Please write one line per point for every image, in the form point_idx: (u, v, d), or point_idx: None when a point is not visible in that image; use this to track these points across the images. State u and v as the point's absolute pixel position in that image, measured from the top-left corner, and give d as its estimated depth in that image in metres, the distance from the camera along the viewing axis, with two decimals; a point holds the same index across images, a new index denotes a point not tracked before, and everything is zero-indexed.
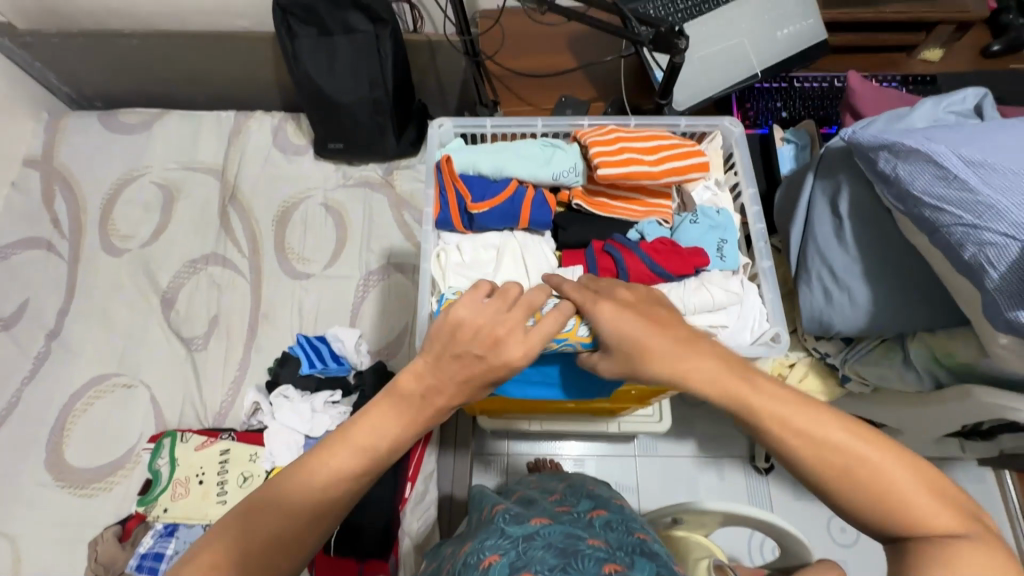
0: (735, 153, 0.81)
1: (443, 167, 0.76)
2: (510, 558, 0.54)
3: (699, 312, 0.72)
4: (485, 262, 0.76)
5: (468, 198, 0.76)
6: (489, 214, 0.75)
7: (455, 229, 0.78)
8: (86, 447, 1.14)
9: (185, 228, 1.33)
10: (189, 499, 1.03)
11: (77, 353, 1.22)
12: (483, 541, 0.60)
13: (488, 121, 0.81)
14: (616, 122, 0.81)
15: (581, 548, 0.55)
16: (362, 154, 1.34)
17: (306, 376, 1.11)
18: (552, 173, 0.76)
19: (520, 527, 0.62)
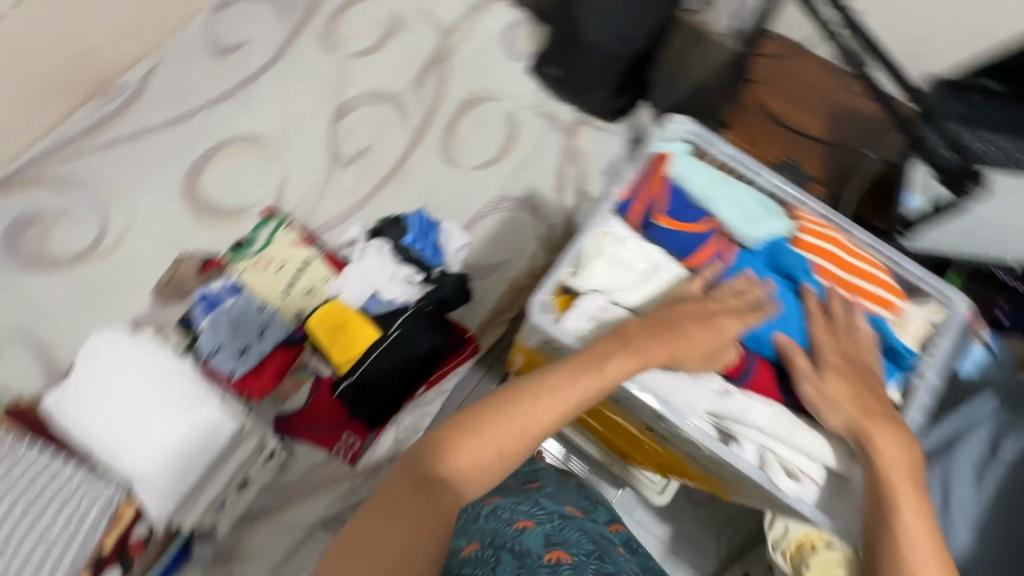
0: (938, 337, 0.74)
1: (658, 162, 0.80)
2: (546, 529, 0.70)
3: (796, 450, 0.70)
4: (637, 269, 0.74)
5: (659, 208, 0.79)
6: (668, 232, 0.78)
7: (630, 221, 0.79)
8: (218, 185, 1.28)
9: (389, 61, 1.39)
10: (262, 277, 1.13)
11: (253, 107, 1.34)
12: (515, 504, 0.75)
13: (725, 146, 0.82)
14: (845, 225, 0.80)
15: (613, 550, 0.70)
16: (569, 93, 1.33)
17: (403, 246, 1.16)
18: (748, 233, 0.78)
19: (554, 505, 0.76)
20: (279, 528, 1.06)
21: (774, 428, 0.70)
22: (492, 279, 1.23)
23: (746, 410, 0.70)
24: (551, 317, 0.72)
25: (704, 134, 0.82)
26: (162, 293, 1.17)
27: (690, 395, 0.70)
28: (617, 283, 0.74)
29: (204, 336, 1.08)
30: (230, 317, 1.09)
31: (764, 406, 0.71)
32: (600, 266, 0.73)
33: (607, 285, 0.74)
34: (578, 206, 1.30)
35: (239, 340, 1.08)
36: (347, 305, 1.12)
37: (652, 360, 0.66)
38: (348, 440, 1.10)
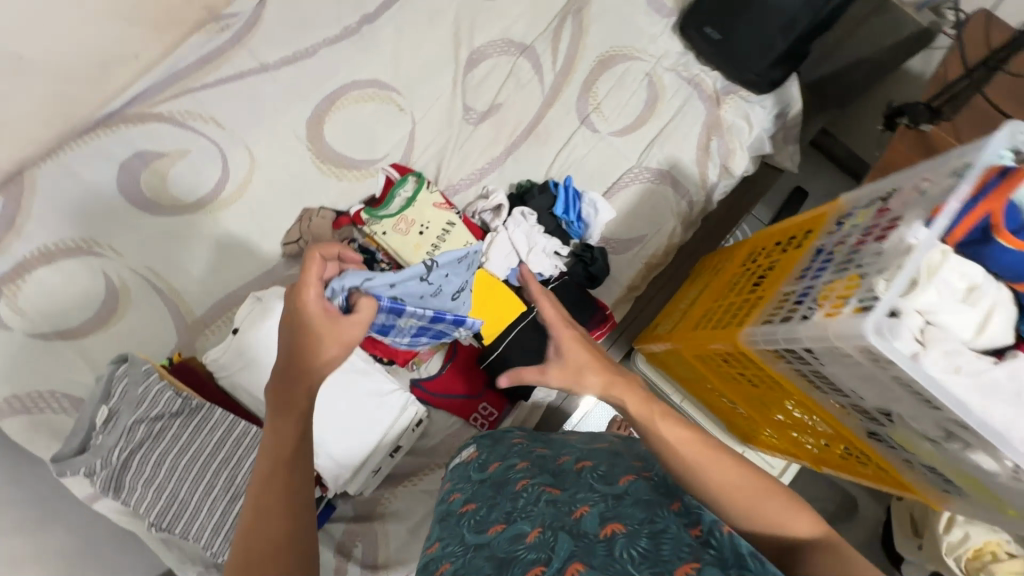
0: None
1: (1002, 173, 0.54)
2: (598, 516, 0.58)
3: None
4: (969, 296, 0.54)
5: (995, 222, 0.55)
6: (1012, 255, 0.54)
7: (946, 236, 0.58)
8: (342, 132, 1.20)
9: (522, 8, 1.29)
10: (404, 240, 1.07)
11: (374, 47, 1.24)
12: (568, 492, 0.64)
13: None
14: None
15: (663, 512, 0.59)
16: (719, 58, 1.23)
17: (553, 218, 1.12)
18: None
19: (610, 486, 0.64)
20: (417, 491, 1.05)
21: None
22: (629, 254, 1.19)
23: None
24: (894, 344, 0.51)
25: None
26: (293, 248, 1.13)
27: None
28: (955, 305, 0.52)
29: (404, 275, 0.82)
30: (441, 280, 0.89)
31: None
32: (934, 286, 0.53)
33: (938, 316, 0.53)
34: (719, 183, 1.24)
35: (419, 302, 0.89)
36: (491, 274, 1.09)
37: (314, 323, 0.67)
38: (484, 410, 1.10)
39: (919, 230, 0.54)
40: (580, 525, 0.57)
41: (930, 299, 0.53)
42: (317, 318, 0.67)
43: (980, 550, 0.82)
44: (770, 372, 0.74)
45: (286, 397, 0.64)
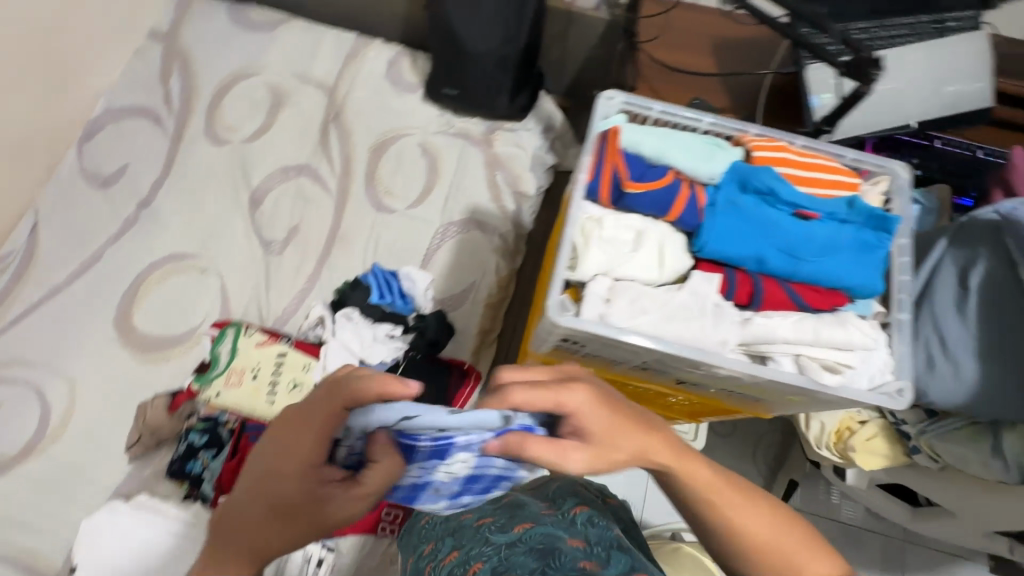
0: (893, 201, 0.70)
1: (606, 137, 0.66)
2: (492, 566, 0.65)
3: (831, 348, 0.63)
4: (626, 242, 0.65)
5: (625, 174, 0.65)
6: (644, 197, 0.64)
7: (598, 200, 0.66)
8: (153, 315, 1.19)
9: (286, 135, 1.36)
10: (240, 391, 1.07)
11: (161, 229, 1.27)
12: (467, 553, 0.71)
13: (659, 106, 0.68)
14: (784, 136, 0.71)
15: (562, 547, 0.64)
16: (469, 107, 1.34)
17: (373, 306, 1.14)
18: (711, 172, 0.66)
19: (505, 534, 0.72)
20: None
21: (804, 333, 0.63)
22: (467, 305, 1.23)
23: (770, 328, 0.63)
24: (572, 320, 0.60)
25: (636, 99, 0.69)
26: (137, 449, 1.08)
27: (719, 334, 0.62)
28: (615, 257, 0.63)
29: (478, 421, 0.53)
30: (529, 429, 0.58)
31: (787, 317, 0.64)
32: (596, 247, 0.63)
33: (610, 267, 0.64)
34: (520, 207, 1.33)
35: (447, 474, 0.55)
36: None
37: (301, 453, 0.58)
38: (389, 515, 1.07)
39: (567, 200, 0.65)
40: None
41: (599, 261, 0.63)
42: (310, 435, 0.58)
43: (838, 431, 0.86)
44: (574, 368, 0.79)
45: (219, 543, 0.58)
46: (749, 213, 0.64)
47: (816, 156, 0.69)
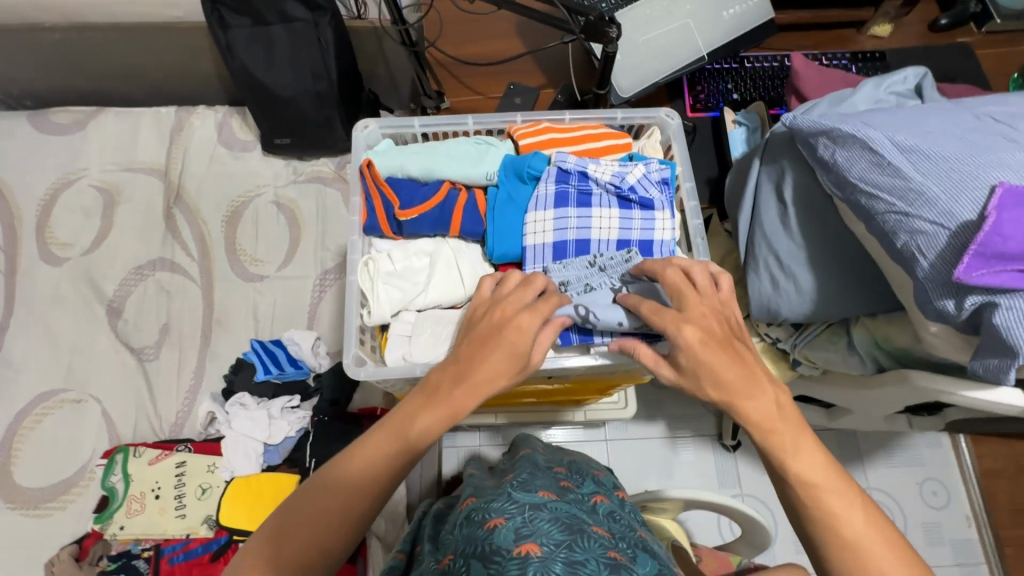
0: (672, 146, 0.74)
1: (367, 172, 0.70)
2: (517, 523, 0.56)
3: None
4: (417, 271, 0.69)
5: (396, 204, 0.70)
6: (418, 220, 0.70)
7: (384, 234, 0.71)
8: (36, 467, 1.10)
9: (129, 233, 1.28)
10: (145, 515, 1.01)
11: (22, 372, 1.17)
12: (489, 501, 0.62)
13: (416, 121, 0.73)
14: (550, 118, 0.75)
15: (587, 531, 0.57)
16: (312, 149, 1.29)
17: (262, 383, 1.08)
18: (484, 172, 0.71)
19: (529, 494, 0.63)
20: None
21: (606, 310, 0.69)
22: None
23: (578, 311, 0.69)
24: (369, 369, 0.64)
25: (394, 120, 0.75)
26: None
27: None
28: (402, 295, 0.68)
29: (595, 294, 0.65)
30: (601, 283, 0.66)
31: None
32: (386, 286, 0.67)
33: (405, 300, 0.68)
34: None
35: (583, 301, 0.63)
36: (250, 474, 1.03)
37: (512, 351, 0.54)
38: None
39: (349, 244, 0.71)
40: (494, 540, 0.55)
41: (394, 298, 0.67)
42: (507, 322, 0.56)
43: None
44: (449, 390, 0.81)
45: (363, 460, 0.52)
46: (524, 207, 0.70)
47: (583, 129, 0.74)
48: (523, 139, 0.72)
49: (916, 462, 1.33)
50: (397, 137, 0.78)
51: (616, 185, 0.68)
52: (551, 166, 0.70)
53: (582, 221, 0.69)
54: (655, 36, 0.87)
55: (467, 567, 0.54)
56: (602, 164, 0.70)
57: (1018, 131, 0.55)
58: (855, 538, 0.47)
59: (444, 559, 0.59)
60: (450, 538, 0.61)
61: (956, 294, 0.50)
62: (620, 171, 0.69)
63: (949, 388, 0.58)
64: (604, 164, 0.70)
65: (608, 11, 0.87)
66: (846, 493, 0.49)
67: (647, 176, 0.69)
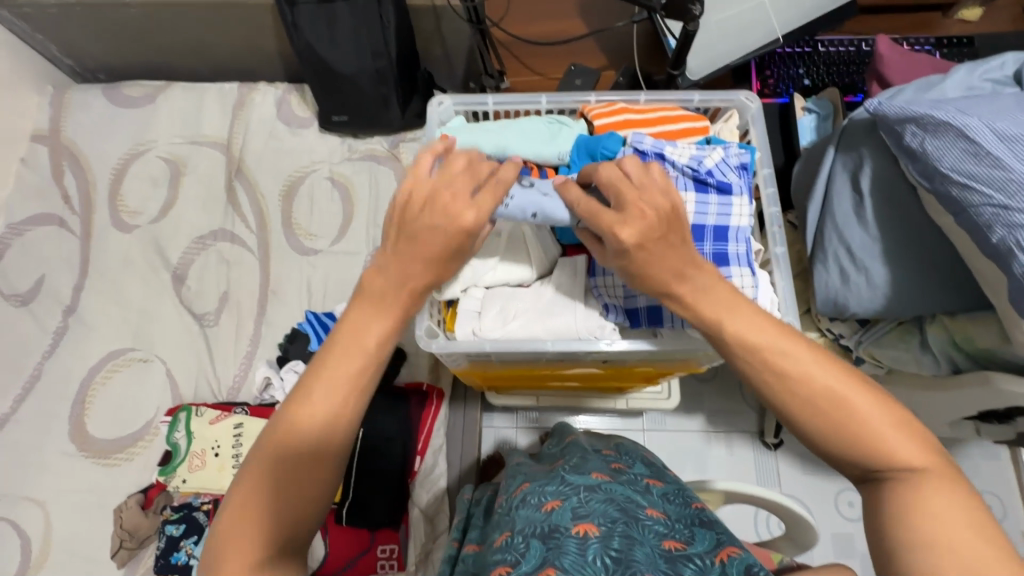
0: (750, 131, 0.73)
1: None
2: (572, 504, 0.57)
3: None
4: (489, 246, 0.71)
5: None
6: None
7: None
8: (107, 420, 1.18)
9: (193, 204, 1.33)
10: (205, 471, 1.06)
11: (95, 331, 1.25)
12: (543, 485, 0.64)
13: (490, 99, 0.75)
14: (624, 98, 0.75)
15: (642, 516, 0.57)
16: (366, 127, 1.31)
17: (315, 353, 1.11)
18: (557, 152, 0.71)
19: (581, 476, 0.64)
20: None
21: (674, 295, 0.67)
22: None
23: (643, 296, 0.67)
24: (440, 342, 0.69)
25: (467, 97, 0.76)
26: (123, 554, 1.07)
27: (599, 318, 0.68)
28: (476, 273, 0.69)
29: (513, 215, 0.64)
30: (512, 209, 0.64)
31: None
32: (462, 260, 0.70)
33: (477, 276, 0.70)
34: None
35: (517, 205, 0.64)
36: None
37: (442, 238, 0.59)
38: (385, 551, 1.10)
39: None
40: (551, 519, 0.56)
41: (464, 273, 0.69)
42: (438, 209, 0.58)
43: None
44: (503, 368, 0.81)
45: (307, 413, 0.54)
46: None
47: (658, 107, 0.74)
48: (597, 120, 0.72)
49: (972, 473, 1.28)
50: (468, 113, 0.79)
51: (695, 168, 0.66)
52: (625, 147, 0.68)
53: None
54: (728, 16, 0.84)
55: (526, 542, 0.54)
56: (679, 147, 0.68)
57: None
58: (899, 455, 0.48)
59: (499, 536, 0.60)
60: (506, 518, 0.62)
61: None
62: (698, 155, 0.67)
63: None
64: (681, 147, 0.68)
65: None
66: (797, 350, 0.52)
67: (726, 160, 0.67)
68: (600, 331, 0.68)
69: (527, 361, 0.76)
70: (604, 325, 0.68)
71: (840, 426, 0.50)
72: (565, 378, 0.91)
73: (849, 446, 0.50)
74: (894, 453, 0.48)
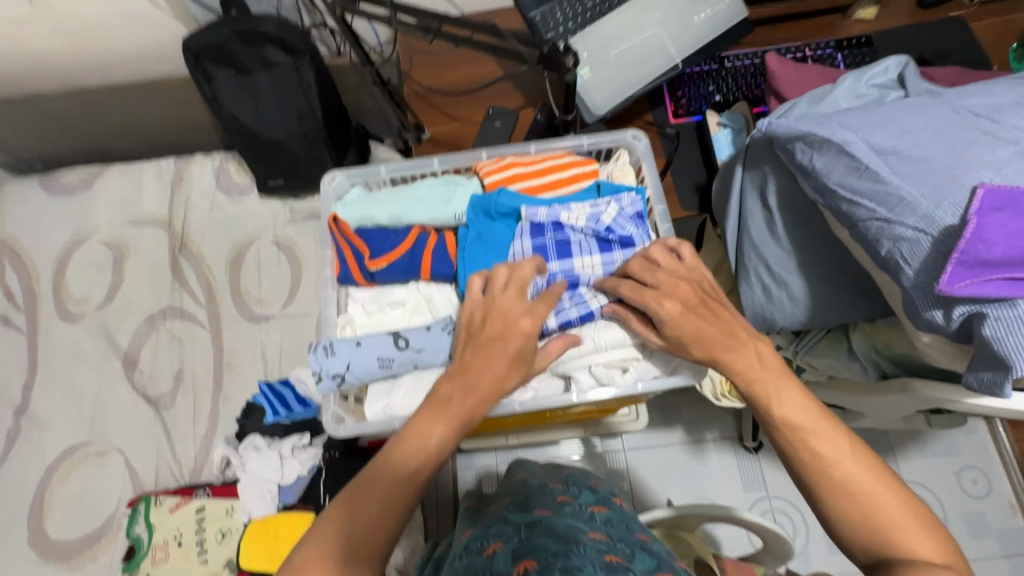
0: (642, 167, 0.75)
1: (335, 226, 0.73)
2: (512, 545, 0.56)
3: (611, 350, 0.67)
4: (391, 321, 0.71)
5: (366, 254, 0.72)
6: (389, 268, 0.71)
7: (359, 284, 0.73)
8: (68, 519, 1.14)
9: (139, 285, 1.32)
10: (170, 563, 1.04)
11: (48, 428, 1.21)
12: (485, 529, 0.63)
13: (383, 168, 0.76)
14: (516, 150, 0.77)
15: (583, 539, 0.56)
16: (306, 186, 1.31)
17: (272, 424, 1.10)
18: (452, 213, 0.73)
19: (523, 515, 0.63)
20: None
21: (583, 346, 0.67)
22: None
23: (553, 353, 0.68)
24: (348, 425, 0.67)
25: (359, 170, 0.77)
26: None
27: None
28: (381, 345, 0.66)
29: (364, 369, 0.66)
30: (344, 360, 0.65)
31: (565, 335, 0.68)
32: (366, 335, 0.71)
33: (371, 373, 0.66)
34: None
35: (357, 357, 0.65)
36: (267, 516, 1.04)
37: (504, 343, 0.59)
38: None
39: (323, 299, 0.73)
40: (493, 565, 0.54)
41: (343, 364, 0.65)
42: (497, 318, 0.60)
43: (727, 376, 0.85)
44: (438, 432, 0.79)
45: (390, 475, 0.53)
46: (492, 245, 0.70)
47: (547, 157, 0.76)
48: (489, 177, 0.74)
49: (954, 453, 1.27)
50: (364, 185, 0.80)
51: (594, 228, 0.69)
52: (523, 222, 0.71)
53: (566, 272, 0.69)
54: (626, 49, 0.86)
55: None
56: (574, 210, 0.70)
57: (1000, 124, 0.52)
58: (882, 509, 0.46)
59: None
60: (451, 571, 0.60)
61: (945, 304, 0.48)
62: (594, 214, 0.70)
63: (953, 396, 0.55)
64: (577, 209, 0.71)
65: (569, 32, 0.85)
66: (835, 437, 0.50)
67: (622, 212, 0.70)
68: (510, 394, 0.67)
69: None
70: (512, 388, 0.67)
71: (852, 507, 0.47)
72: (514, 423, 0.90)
73: (862, 531, 0.47)
74: (913, 548, 0.45)
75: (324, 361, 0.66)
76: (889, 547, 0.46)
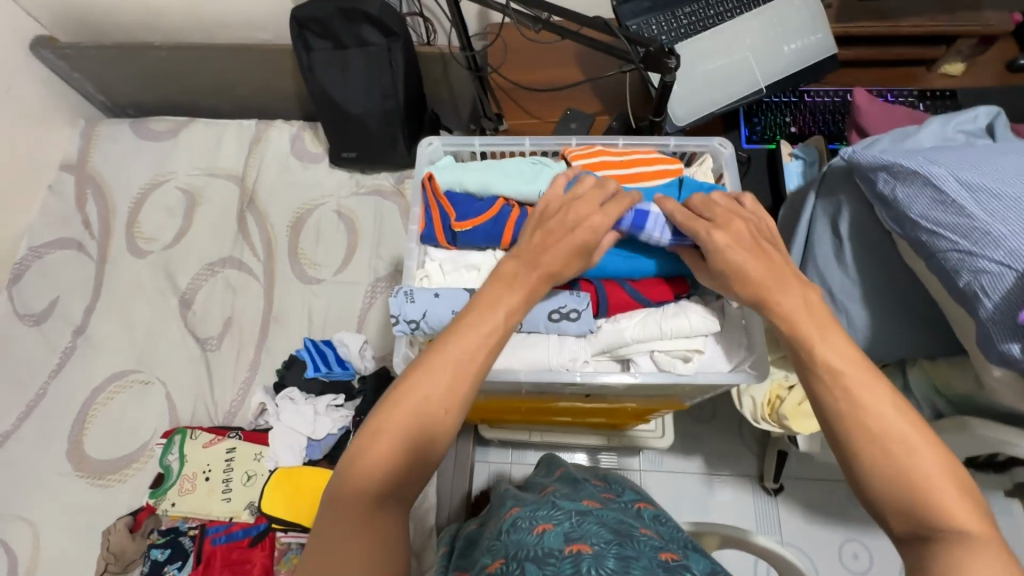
0: (724, 174, 0.77)
1: (428, 185, 0.76)
2: (565, 527, 0.57)
3: (676, 338, 0.69)
4: (467, 282, 0.74)
5: (452, 216, 0.75)
6: (472, 232, 0.74)
7: (439, 244, 0.76)
8: (104, 440, 1.20)
9: (204, 232, 1.39)
10: (195, 495, 1.08)
11: (101, 352, 1.28)
12: (534, 511, 0.64)
13: (476, 141, 0.81)
14: (604, 142, 0.81)
15: (636, 534, 0.56)
16: (375, 163, 1.37)
17: (311, 379, 1.13)
18: (537, 190, 0.75)
19: (573, 503, 0.64)
20: None
21: (649, 331, 0.69)
22: None
23: (618, 333, 0.70)
24: None
25: (455, 139, 0.82)
26: None
27: (571, 351, 0.69)
28: (457, 299, 0.68)
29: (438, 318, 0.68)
30: (421, 308, 0.67)
31: (633, 318, 0.70)
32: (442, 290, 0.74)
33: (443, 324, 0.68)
34: None
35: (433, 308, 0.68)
36: (292, 467, 1.08)
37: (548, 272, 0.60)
38: None
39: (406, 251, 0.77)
40: (545, 542, 0.55)
41: (419, 312, 0.67)
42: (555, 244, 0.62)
43: (770, 401, 0.85)
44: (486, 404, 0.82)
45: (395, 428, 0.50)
46: None
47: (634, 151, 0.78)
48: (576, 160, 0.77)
49: None
50: (457, 155, 0.85)
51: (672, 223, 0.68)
52: None
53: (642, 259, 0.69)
54: (713, 69, 0.89)
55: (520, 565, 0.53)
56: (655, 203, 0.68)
57: None
58: (928, 477, 0.45)
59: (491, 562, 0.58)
60: (497, 544, 0.61)
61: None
62: None
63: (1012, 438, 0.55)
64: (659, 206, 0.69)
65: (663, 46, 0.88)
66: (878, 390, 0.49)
67: None
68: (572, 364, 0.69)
69: (511, 395, 0.78)
70: (575, 359, 0.69)
71: (888, 464, 0.46)
72: (552, 414, 0.93)
73: (906, 496, 0.45)
74: (950, 511, 0.44)
75: (403, 306, 0.68)
76: (920, 499, 0.44)
